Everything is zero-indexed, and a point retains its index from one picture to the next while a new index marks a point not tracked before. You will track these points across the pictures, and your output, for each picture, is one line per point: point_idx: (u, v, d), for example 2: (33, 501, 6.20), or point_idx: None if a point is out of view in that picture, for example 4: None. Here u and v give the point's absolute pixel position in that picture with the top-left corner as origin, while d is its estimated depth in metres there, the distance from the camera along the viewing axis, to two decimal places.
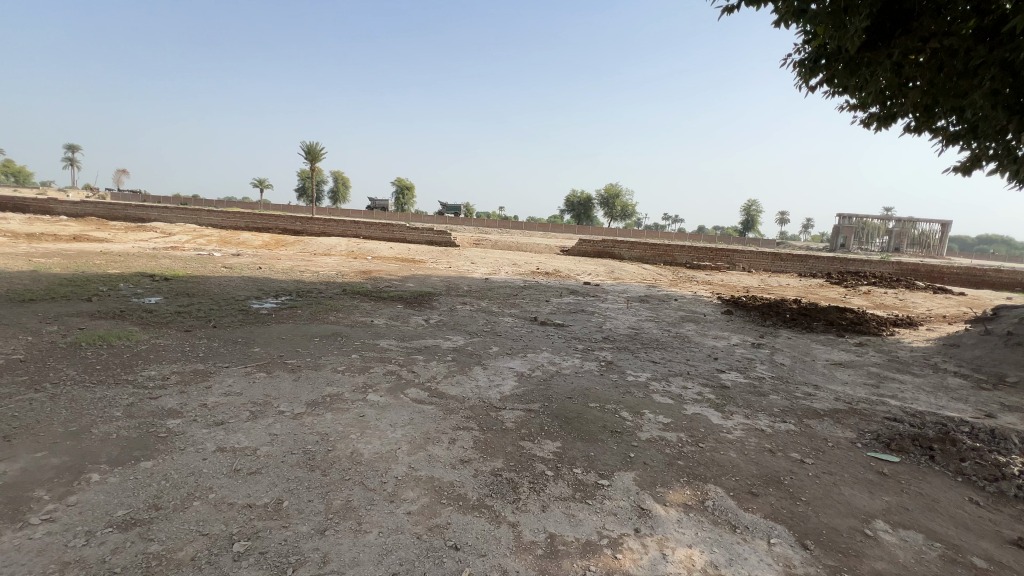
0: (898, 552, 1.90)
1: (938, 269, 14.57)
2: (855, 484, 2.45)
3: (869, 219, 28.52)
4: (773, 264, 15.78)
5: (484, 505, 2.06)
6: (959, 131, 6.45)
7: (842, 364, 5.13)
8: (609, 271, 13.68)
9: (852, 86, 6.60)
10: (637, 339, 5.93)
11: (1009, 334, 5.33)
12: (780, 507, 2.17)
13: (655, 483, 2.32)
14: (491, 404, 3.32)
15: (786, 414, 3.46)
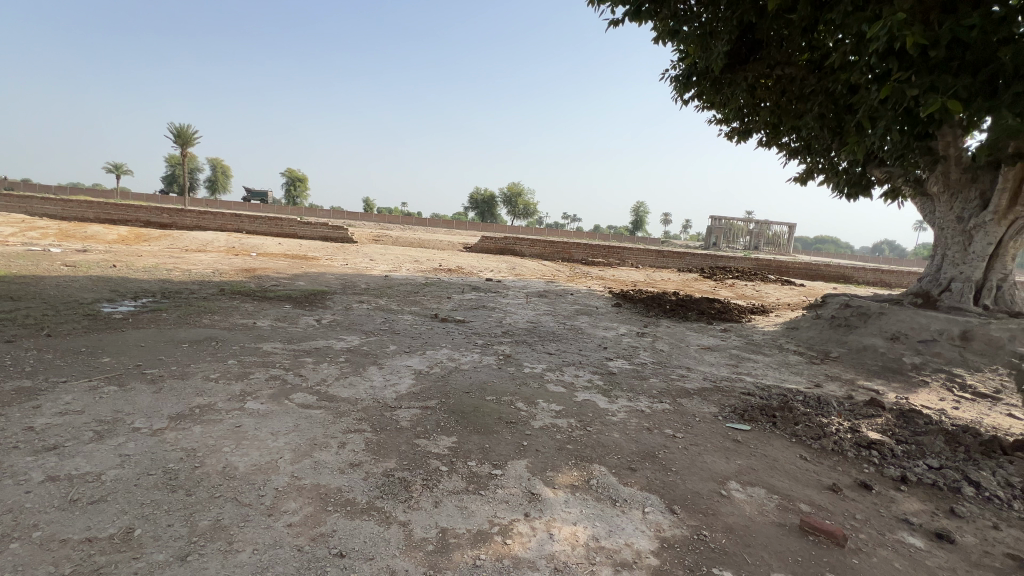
0: (746, 506, 2.20)
1: (785, 265, 17.11)
2: (715, 451, 2.80)
3: (734, 221, 32.55)
4: (656, 260, 17.38)
5: (374, 507, 1.99)
6: (797, 147, 7.62)
7: (710, 348, 5.81)
8: (511, 267, 14.05)
9: (718, 103, 7.46)
10: (535, 332, 6.15)
11: (832, 317, 6.45)
12: (654, 478, 2.40)
13: (545, 468, 2.43)
14: (386, 404, 3.22)
15: (662, 395, 3.84)
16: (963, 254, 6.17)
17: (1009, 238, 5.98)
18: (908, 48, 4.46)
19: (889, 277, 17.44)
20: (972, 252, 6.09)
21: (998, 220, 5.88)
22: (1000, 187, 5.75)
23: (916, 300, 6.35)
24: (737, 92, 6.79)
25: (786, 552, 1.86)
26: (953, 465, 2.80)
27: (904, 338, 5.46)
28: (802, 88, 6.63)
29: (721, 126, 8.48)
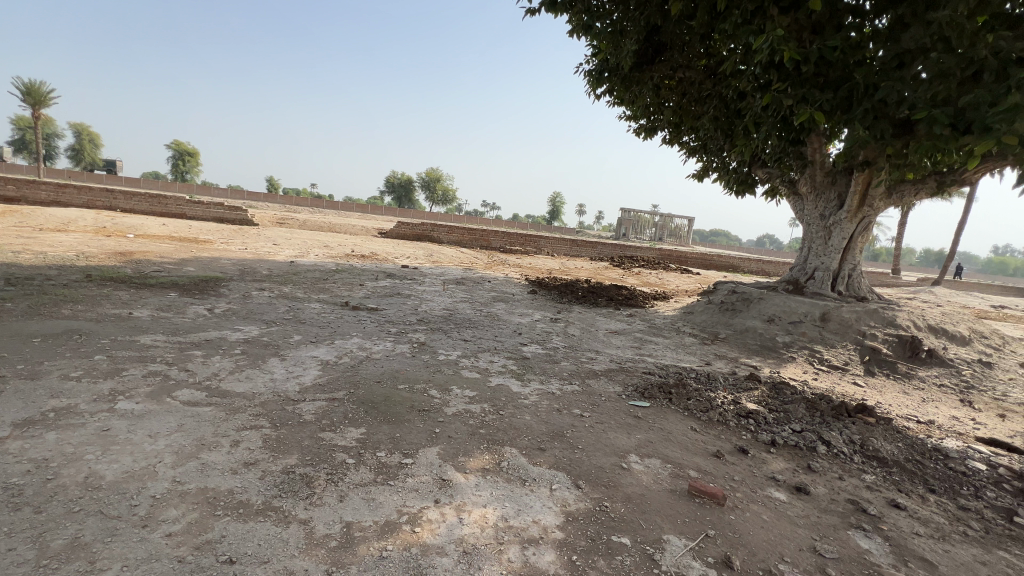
0: (642, 476, 2.38)
1: (684, 255, 18.64)
2: (618, 428, 2.99)
3: (642, 213, 34.70)
4: (571, 249, 18.05)
5: (271, 507, 1.86)
6: (695, 147, 8.28)
7: (617, 332, 6.17)
8: (428, 254, 13.77)
9: (627, 99, 7.84)
10: (451, 319, 6.11)
11: (721, 302, 7.14)
12: (562, 456, 2.51)
13: (457, 454, 2.44)
14: (288, 397, 3.02)
15: (572, 377, 4.02)
16: (824, 246, 7.13)
17: (858, 234, 7.01)
18: (784, 62, 5.00)
19: (768, 266, 19.72)
20: (831, 245, 7.05)
21: (851, 218, 6.86)
22: (852, 190, 6.70)
23: (788, 287, 7.23)
24: (644, 90, 7.18)
25: (675, 515, 2.05)
26: (811, 428, 3.26)
27: (778, 320, 6.21)
28: (700, 92, 7.18)
29: (630, 122, 8.95)
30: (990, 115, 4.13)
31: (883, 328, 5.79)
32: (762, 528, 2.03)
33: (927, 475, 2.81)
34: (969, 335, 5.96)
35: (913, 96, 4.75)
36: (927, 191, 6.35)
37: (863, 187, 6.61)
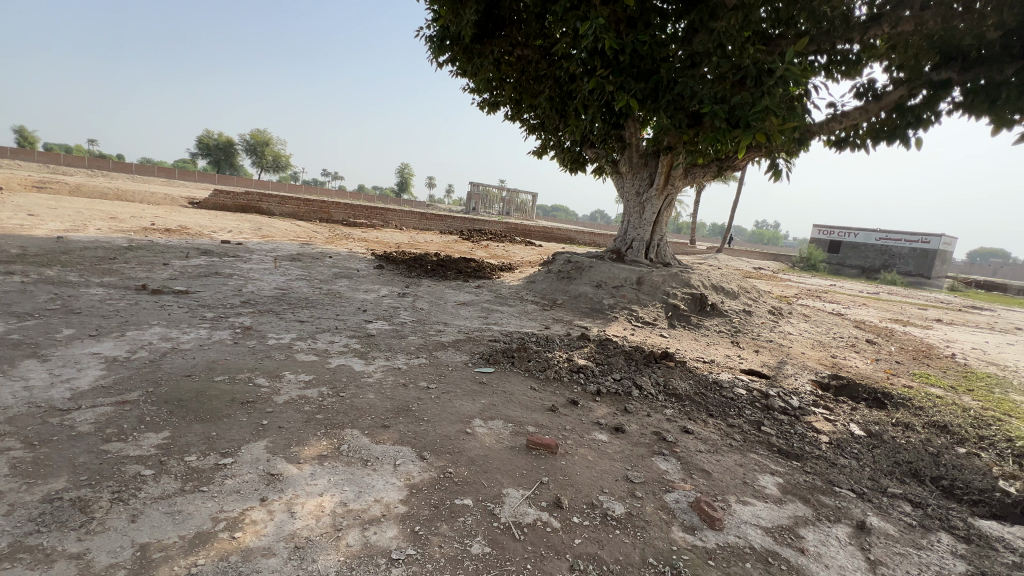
0: (485, 438, 2.49)
1: (528, 228, 19.78)
2: (463, 395, 3.06)
3: (490, 187, 35.53)
4: (420, 223, 17.71)
5: (22, 549, 1.45)
6: (534, 124, 8.69)
7: (465, 303, 6.28)
8: (256, 228, 12.09)
9: (469, 71, 7.79)
10: (284, 299, 5.51)
11: (558, 271, 7.77)
12: (407, 430, 2.47)
13: (289, 444, 2.22)
14: (54, 407, 2.38)
15: (419, 350, 3.98)
16: (639, 220, 8.21)
17: (664, 209, 8.24)
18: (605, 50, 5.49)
19: (599, 238, 22.12)
20: (645, 219, 8.16)
21: (658, 196, 8.01)
22: (659, 171, 7.80)
23: (612, 256, 8.19)
24: (485, 64, 7.23)
25: (514, 469, 2.19)
26: (627, 376, 3.79)
27: (604, 285, 7.01)
28: (537, 71, 7.50)
29: (474, 96, 8.97)
30: (751, 113, 5.12)
31: (681, 289, 6.97)
32: (587, 467, 2.29)
33: (708, 403, 3.50)
34: (738, 290, 7.54)
35: (701, 92, 5.63)
36: (711, 175, 7.75)
37: (667, 169, 7.74)
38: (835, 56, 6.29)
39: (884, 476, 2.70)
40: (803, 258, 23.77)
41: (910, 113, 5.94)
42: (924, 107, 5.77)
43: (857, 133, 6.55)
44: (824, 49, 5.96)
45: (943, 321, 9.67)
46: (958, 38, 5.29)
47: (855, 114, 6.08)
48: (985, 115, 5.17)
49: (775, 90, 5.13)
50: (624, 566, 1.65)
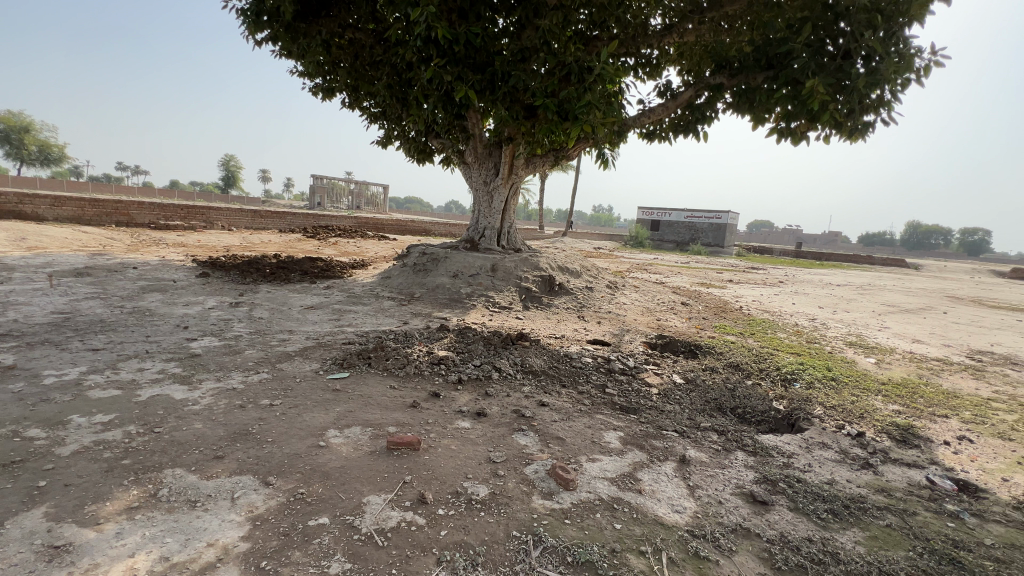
0: (342, 448, 2.33)
1: (381, 222, 19.01)
2: (314, 407, 2.81)
3: (336, 180, 33.11)
4: (254, 222, 15.72)
5: None
6: (376, 113, 8.27)
7: (312, 307, 5.77)
8: (17, 237, 9.40)
9: (295, 52, 7.04)
10: (67, 325, 4.39)
11: (413, 264, 7.61)
12: (247, 457, 2.19)
13: (83, 503, 1.79)
14: None
15: (259, 365, 3.54)
16: (489, 209, 8.46)
17: (510, 198, 8.61)
18: (439, 39, 5.46)
19: (456, 229, 22.29)
20: (494, 208, 8.43)
21: (504, 185, 8.34)
22: (503, 161, 8.11)
23: (467, 245, 8.31)
24: (313, 45, 6.62)
25: (375, 475, 2.09)
26: (487, 361, 3.91)
27: (460, 275, 7.08)
28: (372, 56, 7.12)
29: (304, 80, 8.18)
30: (578, 107, 5.61)
31: (532, 272, 7.39)
32: (450, 457, 2.30)
33: (560, 375, 3.80)
34: (581, 269, 8.29)
35: (533, 86, 5.98)
36: (549, 164, 8.30)
37: (510, 159, 8.09)
38: (640, 59, 7.20)
39: (698, 413, 3.25)
40: (632, 237, 27.17)
41: (698, 111, 7.09)
42: (706, 106, 6.96)
43: (661, 127, 7.63)
44: (631, 52, 6.79)
45: (733, 281, 11.97)
46: (725, 49, 6.48)
47: (659, 110, 7.06)
48: (747, 114, 6.46)
49: (595, 87, 5.68)
50: (490, 545, 1.70)
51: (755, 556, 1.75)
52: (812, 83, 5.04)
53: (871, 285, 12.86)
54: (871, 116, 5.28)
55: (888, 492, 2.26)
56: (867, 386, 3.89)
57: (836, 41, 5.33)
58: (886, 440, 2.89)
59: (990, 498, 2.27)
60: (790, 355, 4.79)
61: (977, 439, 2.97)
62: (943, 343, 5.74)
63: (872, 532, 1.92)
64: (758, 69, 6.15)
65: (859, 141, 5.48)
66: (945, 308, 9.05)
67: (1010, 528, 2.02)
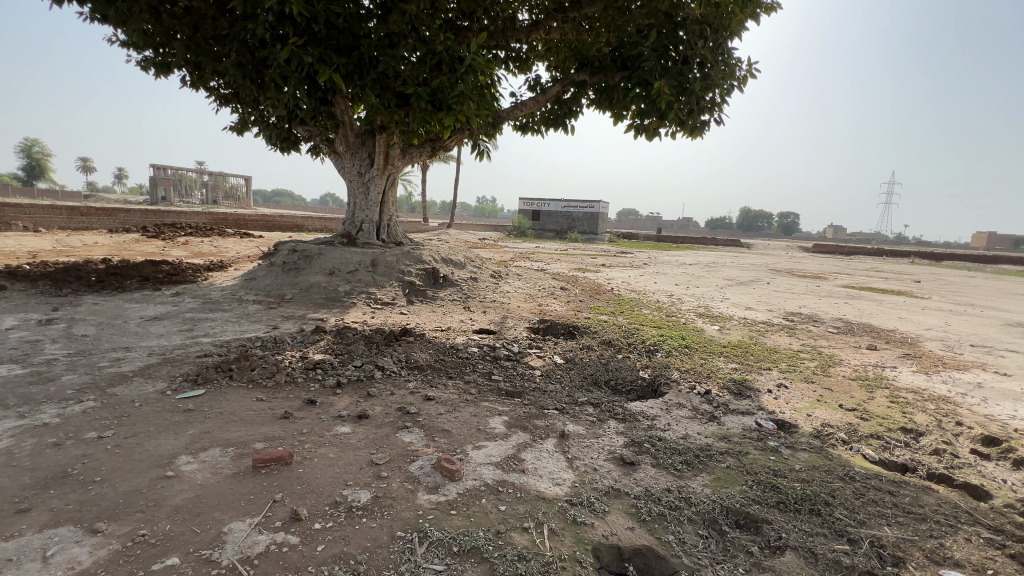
0: (197, 475, 2.05)
1: (243, 217, 17.04)
2: (160, 432, 2.43)
3: (184, 171, 28.85)
4: (71, 220, 13.01)
5: None
6: (226, 94, 7.29)
7: (156, 317, 4.97)
8: None
9: (113, 17, 5.89)
10: None
11: (282, 262, 6.95)
12: (65, 504, 1.81)
13: None
14: None
15: (83, 391, 2.95)
16: (365, 201, 8.04)
17: (388, 189, 8.27)
18: (294, 15, 5.01)
19: (333, 223, 20.88)
20: (371, 200, 8.04)
21: (380, 175, 7.98)
22: (377, 150, 7.75)
23: (343, 240, 7.83)
24: None
25: (237, 499, 1.88)
26: (369, 360, 3.73)
27: (337, 272, 6.64)
28: (216, 29, 6.24)
29: (128, 50, 6.90)
30: (451, 96, 5.56)
31: (415, 265, 7.23)
32: (327, 467, 2.16)
33: (446, 367, 3.78)
34: (465, 261, 8.31)
35: (403, 73, 5.75)
36: (426, 154, 8.13)
37: (385, 148, 7.75)
38: (510, 53, 7.37)
39: (576, 390, 3.48)
40: (516, 227, 28.00)
41: (566, 105, 7.50)
42: (573, 101, 7.38)
43: (533, 120, 7.91)
44: (501, 44, 6.90)
45: (607, 265, 12.99)
46: (587, 49, 6.91)
47: (530, 103, 7.31)
48: (608, 110, 7.01)
49: (466, 78, 5.67)
50: (372, 551, 1.63)
51: (625, 512, 1.93)
52: (659, 84, 5.62)
53: (714, 263, 14.92)
54: (707, 116, 6.06)
55: (727, 439, 2.65)
56: (713, 350, 4.51)
57: (677, 47, 5.99)
58: (727, 394, 3.39)
59: (799, 431, 2.78)
60: (653, 328, 5.36)
61: (790, 384, 3.62)
62: (767, 309, 6.88)
63: (716, 474, 2.24)
64: (615, 69, 6.68)
65: (699, 138, 6.26)
66: (768, 279, 10.86)
67: (812, 453, 2.50)
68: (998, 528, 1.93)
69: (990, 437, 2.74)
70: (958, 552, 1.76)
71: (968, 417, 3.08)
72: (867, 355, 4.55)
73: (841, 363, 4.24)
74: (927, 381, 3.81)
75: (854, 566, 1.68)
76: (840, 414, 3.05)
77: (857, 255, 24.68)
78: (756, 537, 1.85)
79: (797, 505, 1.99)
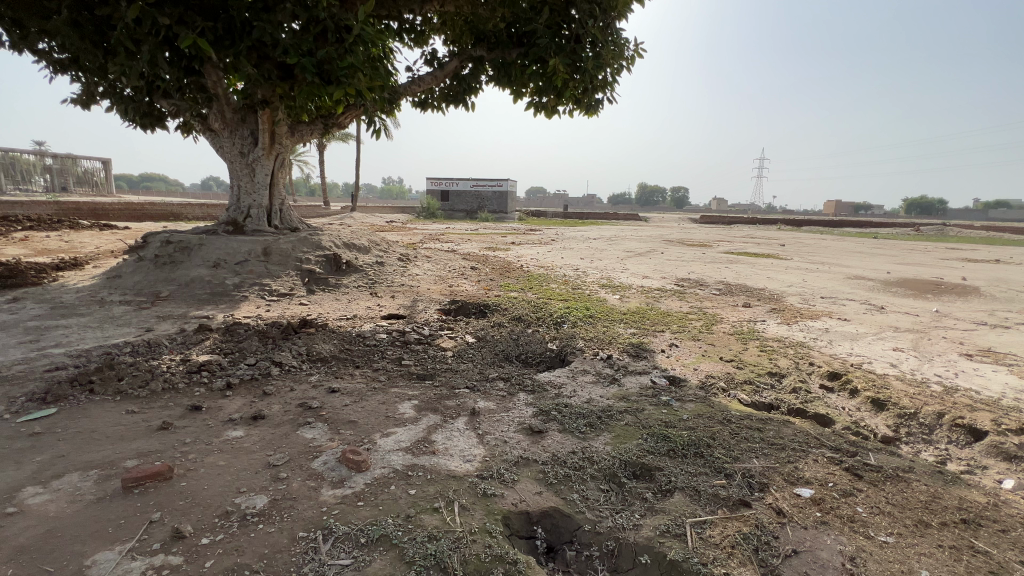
0: (50, 506, 1.76)
1: (101, 206, 14.68)
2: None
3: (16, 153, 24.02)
4: None
5: None
6: (62, 59, 6.12)
7: None
8: None
9: None
10: None
11: (153, 256, 6.12)
12: None
13: None
14: None
15: None
16: (251, 183, 7.29)
17: (277, 170, 7.58)
18: None
19: (217, 210, 18.73)
20: (258, 182, 7.30)
21: (267, 155, 7.26)
22: (261, 128, 7.00)
23: (227, 228, 7.06)
24: None
25: (103, 526, 1.65)
26: (264, 357, 3.45)
27: (223, 263, 5.97)
28: None
29: None
30: (339, 68, 5.13)
31: (313, 252, 6.75)
32: (215, 475, 1.97)
33: (351, 356, 3.62)
34: (369, 244, 7.94)
35: (284, 41, 5.21)
36: (318, 133, 7.55)
37: (270, 125, 7.04)
38: (403, 24, 7.02)
39: (488, 366, 3.52)
40: (425, 209, 27.28)
41: (464, 81, 7.35)
42: (472, 77, 7.25)
43: (433, 96, 7.67)
44: (393, 14, 6.53)
45: (516, 243, 13.19)
46: (483, 24, 6.73)
47: (428, 79, 7.05)
48: (507, 87, 6.98)
49: (356, 49, 5.24)
50: (270, 557, 1.53)
51: (533, 479, 2.01)
52: (554, 62, 5.71)
53: (615, 236, 15.80)
54: (601, 95, 6.29)
55: (627, 398, 2.86)
56: (614, 318, 4.81)
57: (570, 25, 6.09)
58: (626, 357, 3.65)
59: (687, 384, 3.08)
60: (561, 301, 5.57)
61: (680, 343, 3.98)
62: (662, 276, 7.45)
63: (616, 432, 2.40)
64: (511, 46, 6.69)
65: (594, 116, 6.50)
66: (662, 249, 11.76)
67: (697, 403, 2.79)
68: (838, 447, 2.30)
69: (834, 373, 3.25)
70: (808, 472, 2.08)
71: (818, 358, 3.62)
72: (743, 312, 5.14)
73: (722, 321, 4.75)
74: (788, 330, 4.40)
75: (729, 496, 1.91)
76: (720, 366, 3.43)
77: (738, 224, 27.56)
78: (650, 484, 2.02)
79: (684, 450, 2.20)
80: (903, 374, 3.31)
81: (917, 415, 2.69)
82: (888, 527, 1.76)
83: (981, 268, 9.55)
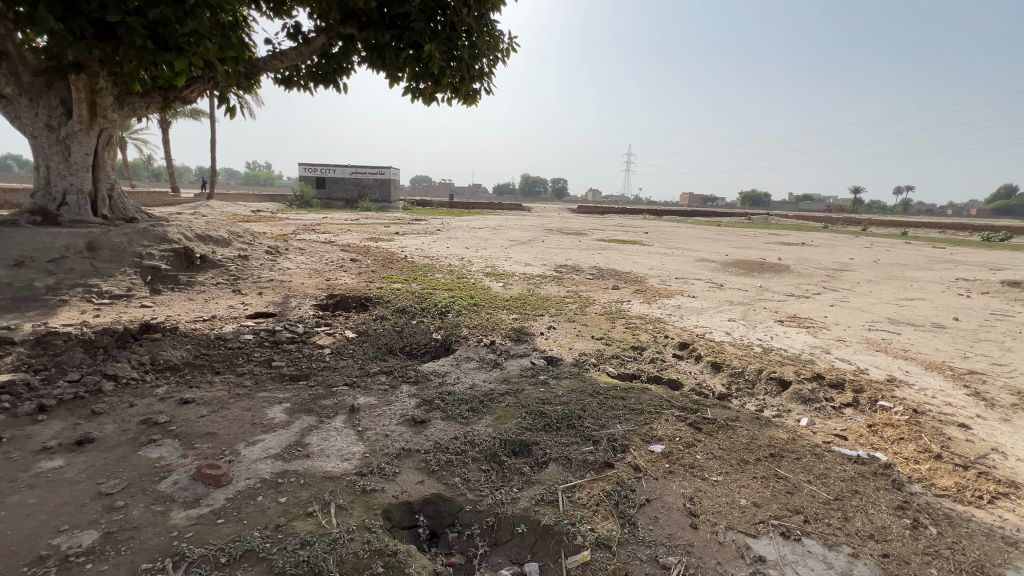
0: None
1: None
2: None
3: None
4: None
5: None
6: None
7: None
8: None
9: None
10: None
11: None
12: None
13: None
14: None
15: None
16: (65, 164, 6.02)
17: (101, 149, 6.35)
18: None
19: (19, 195, 15.13)
20: (74, 162, 6.04)
21: (85, 130, 6.04)
22: (74, 96, 5.77)
23: (33, 218, 5.76)
24: None
25: None
26: (92, 371, 2.91)
27: (30, 261, 4.85)
28: None
29: None
30: (178, 34, 4.43)
31: (156, 245, 5.83)
32: (25, 516, 1.64)
33: (210, 362, 3.23)
34: (230, 236, 7.09)
35: None
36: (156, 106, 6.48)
37: (88, 94, 5.86)
38: None
39: (369, 361, 3.40)
40: (298, 198, 25.09)
41: (334, 60, 6.84)
42: (342, 56, 6.78)
43: (298, 74, 7.03)
44: None
45: (400, 232, 12.82)
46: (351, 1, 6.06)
47: (292, 55, 6.46)
48: (382, 70, 6.63)
49: (200, 13, 4.57)
50: None
51: (415, 469, 2.00)
52: (430, 48, 5.58)
53: (499, 225, 16.14)
54: (478, 85, 6.33)
55: (508, 380, 2.98)
56: (497, 304, 4.95)
57: (444, 12, 5.98)
58: (508, 341, 3.79)
59: (563, 363, 3.31)
60: (445, 291, 5.57)
61: (557, 325, 4.25)
62: (542, 263, 7.83)
63: (497, 414, 2.49)
64: (383, 28, 6.39)
65: (472, 106, 6.53)
66: (543, 237, 12.32)
67: (572, 379, 3.01)
68: (684, 406, 2.67)
69: (683, 343, 3.74)
70: (660, 430, 2.37)
71: (671, 331, 4.13)
72: (612, 294, 5.63)
73: (594, 303, 5.16)
74: (649, 308, 4.94)
75: (596, 460, 2.11)
76: (592, 344, 3.74)
77: (612, 214, 29.89)
78: (528, 458, 2.14)
79: (558, 424, 2.37)
80: (735, 340, 3.93)
81: (743, 373, 3.22)
82: (718, 468, 2.09)
83: (792, 250, 11.64)
